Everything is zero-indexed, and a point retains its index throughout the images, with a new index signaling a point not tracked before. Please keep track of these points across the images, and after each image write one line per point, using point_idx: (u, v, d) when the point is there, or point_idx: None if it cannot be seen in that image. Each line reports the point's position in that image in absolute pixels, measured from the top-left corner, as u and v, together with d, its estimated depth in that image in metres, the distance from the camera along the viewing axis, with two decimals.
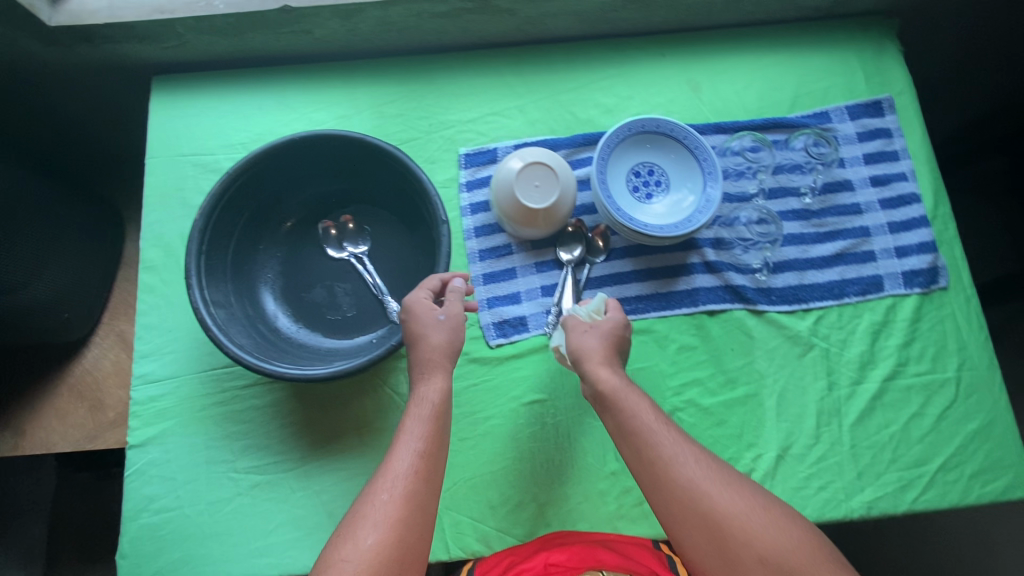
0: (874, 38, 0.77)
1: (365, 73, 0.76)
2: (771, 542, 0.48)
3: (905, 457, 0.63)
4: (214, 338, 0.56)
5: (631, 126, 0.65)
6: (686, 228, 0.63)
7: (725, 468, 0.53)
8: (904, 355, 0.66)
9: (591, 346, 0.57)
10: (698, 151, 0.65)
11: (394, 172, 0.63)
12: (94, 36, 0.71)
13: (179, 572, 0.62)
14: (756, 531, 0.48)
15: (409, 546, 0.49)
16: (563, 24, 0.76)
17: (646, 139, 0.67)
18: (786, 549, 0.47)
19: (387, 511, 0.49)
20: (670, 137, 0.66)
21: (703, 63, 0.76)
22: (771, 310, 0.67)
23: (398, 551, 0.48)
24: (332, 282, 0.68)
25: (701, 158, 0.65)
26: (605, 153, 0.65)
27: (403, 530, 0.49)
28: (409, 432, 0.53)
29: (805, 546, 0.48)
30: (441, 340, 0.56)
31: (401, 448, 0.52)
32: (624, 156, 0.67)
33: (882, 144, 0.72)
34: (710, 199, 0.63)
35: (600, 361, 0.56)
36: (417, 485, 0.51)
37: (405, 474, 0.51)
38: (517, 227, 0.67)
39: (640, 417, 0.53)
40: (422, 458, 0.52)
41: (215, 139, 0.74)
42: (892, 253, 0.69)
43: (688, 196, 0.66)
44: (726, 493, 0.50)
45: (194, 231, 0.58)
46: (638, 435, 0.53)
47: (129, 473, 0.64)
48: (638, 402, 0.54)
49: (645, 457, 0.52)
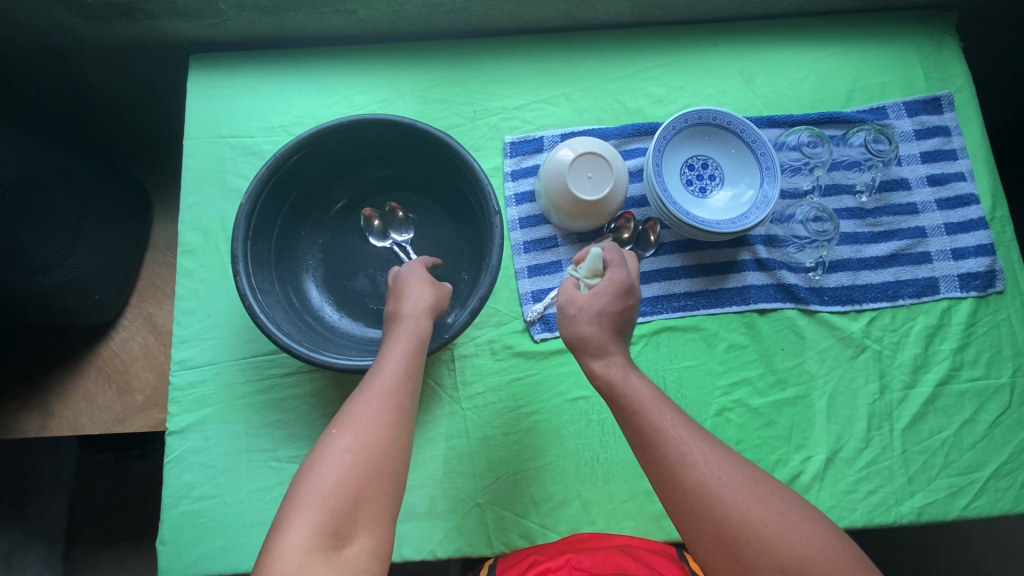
0: (932, 33, 0.75)
1: (408, 56, 0.74)
2: (793, 550, 0.44)
3: (956, 463, 0.62)
4: (263, 327, 0.54)
5: (687, 117, 0.63)
6: (743, 224, 0.61)
7: (740, 463, 0.48)
8: (958, 360, 0.65)
9: (590, 334, 0.52)
10: (755, 145, 0.63)
11: (444, 160, 0.61)
12: (135, 11, 0.69)
13: (218, 561, 0.61)
14: (775, 539, 0.44)
15: (395, 451, 0.49)
16: (613, 10, 0.74)
17: (702, 132, 0.65)
18: (808, 555, 0.43)
19: (375, 414, 0.49)
20: (726, 130, 0.64)
21: (756, 54, 0.74)
22: (824, 310, 0.66)
23: (387, 454, 0.48)
24: (375, 272, 0.67)
25: (758, 152, 0.63)
26: (661, 145, 0.63)
27: (389, 435, 0.49)
28: (395, 348, 0.52)
29: (830, 552, 0.44)
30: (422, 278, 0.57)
31: (386, 362, 0.51)
32: (679, 148, 0.66)
33: (941, 142, 0.70)
34: (768, 196, 0.62)
35: (594, 351, 0.53)
36: (405, 394, 0.51)
37: (392, 386, 0.50)
38: (567, 219, 0.65)
39: (645, 411, 0.49)
40: (408, 367, 0.51)
41: (255, 121, 0.72)
42: (948, 255, 0.67)
43: (744, 191, 0.65)
44: (741, 494, 0.46)
45: (240, 216, 0.56)
46: (643, 431, 0.48)
47: (169, 460, 0.63)
48: (642, 392, 0.50)
49: (650, 454, 0.48)
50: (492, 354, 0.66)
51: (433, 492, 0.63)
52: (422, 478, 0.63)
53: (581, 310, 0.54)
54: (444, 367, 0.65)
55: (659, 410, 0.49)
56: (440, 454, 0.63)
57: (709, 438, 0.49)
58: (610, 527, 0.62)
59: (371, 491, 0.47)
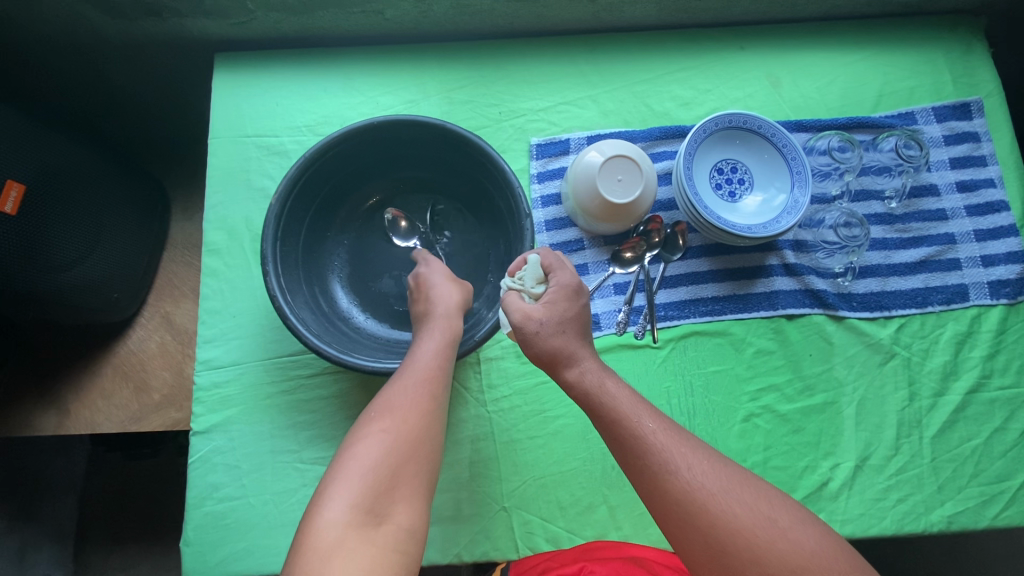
0: (960, 38, 0.74)
1: (434, 57, 0.74)
2: (783, 561, 0.43)
3: (986, 472, 0.62)
4: (293, 328, 0.54)
5: (719, 120, 0.62)
6: (774, 230, 0.61)
7: (725, 469, 0.48)
8: (988, 368, 0.64)
9: (559, 346, 0.52)
10: (787, 150, 0.63)
11: (473, 161, 0.61)
12: (162, 9, 0.69)
13: (243, 563, 0.61)
14: (762, 547, 0.44)
15: (431, 433, 0.50)
16: (640, 11, 0.73)
17: (732, 136, 0.65)
18: (798, 564, 0.42)
19: (413, 395, 0.51)
20: (757, 135, 0.64)
21: (784, 57, 0.73)
22: (853, 316, 0.65)
23: (423, 436, 0.50)
24: (400, 273, 0.67)
25: (789, 157, 0.63)
26: (692, 148, 0.63)
27: (424, 416, 0.50)
28: (430, 338, 0.53)
29: (823, 559, 0.43)
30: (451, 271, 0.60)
31: (423, 347, 0.53)
32: (709, 152, 0.65)
33: (970, 148, 0.70)
34: (799, 201, 0.62)
35: (568, 360, 0.52)
36: (440, 377, 0.52)
37: (430, 371, 0.51)
38: (594, 222, 0.65)
39: (626, 419, 0.49)
40: (445, 352, 0.53)
41: (280, 121, 0.72)
42: (978, 262, 0.66)
43: (774, 195, 0.64)
44: (724, 501, 0.45)
45: (270, 216, 0.56)
46: (624, 440, 0.49)
47: (193, 460, 0.63)
48: (622, 399, 0.50)
49: (631, 462, 0.48)
50: (517, 358, 0.65)
51: (458, 495, 0.62)
52: (447, 481, 0.62)
53: (541, 324, 0.52)
54: (470, 369, 0.65)
55: (640, 417, 0.49)
56: (465, 457, 0.63)
57: (694, 444, 0.49)
58: (637, 532, 0.62)
59: (407, 471, 0.48)
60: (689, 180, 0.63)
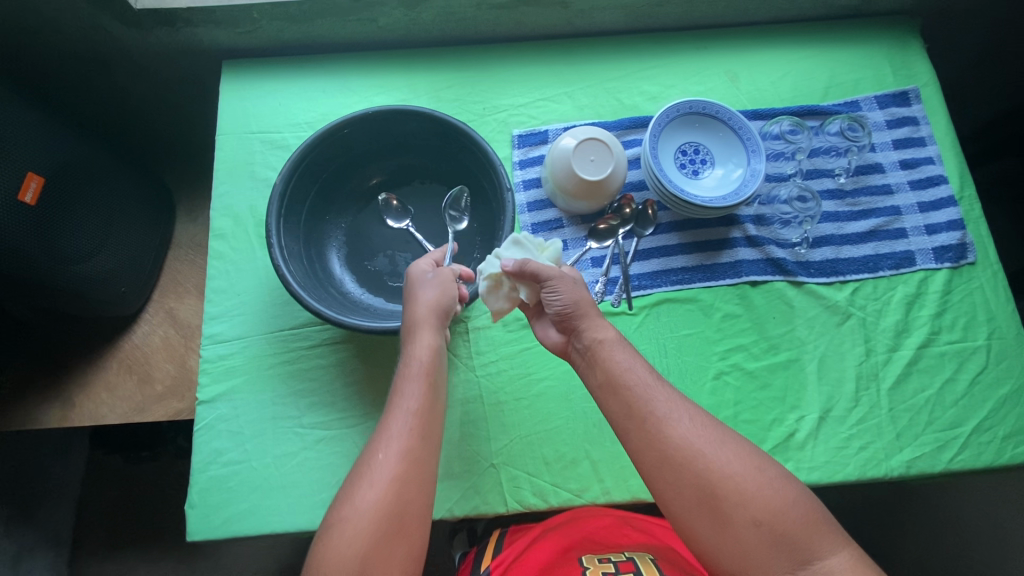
0: (898, 36, 0.83)
1: (424, 60, 0.81)
2: (769, 504, 0.49)
3: (940, 420, 0.66)
4: (296, 294, 0.60)
5: (679, 107, 0.69)
6: (737, 199, 0.67)
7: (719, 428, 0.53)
8: (936, 325, 0.70)
9: (587, 301, 0.59)
10: (742, 131, 0.70)
11: (459, 146, 0.67)
12: (176, 20, 0.76)
13: (246, 523, 0.64)
14: (750, 492, 0.49)
15: (408, 504, 0.50)
16: (609, 17, 0.81)
17: (691, 121, 0.72)
18: (778, 507, 0.49)
19: (385, 472, 0.51)
20: (714, 118, 0.71)
21: (740, 55, 0.81)
22: (811, 282, 0.71)
23: (396, 509, 0.49)
24: (394, 251, 0.72)
25: (744, 136, 0.70)
26: (655, 133, 0.69)
27: (400, 486, 0.50)
28: (406, 394, 0.55)
29: (802, 508, 0.49)
30: (427, 306, 0.59)
31: (396, 409, 0.54)
32: (671, 137, 0.72)
33: (911, 131, 0.77)
34: (756, 171, 0.68)
35: (595, 314, 0.59)
36: (413, 443, 0.52)
37: (403, 432, 0.52)
38: (572, 201, 0.71)
39: (632, 373, 0.54)
40: (422, 409, 0.54)
41: (283, 118, 0.78)
42: (923, 230, 0.73)
43: (734, 170, 0.70)
44: (719, 451, 0.51)
45: (274, 195, 0.62)
46: (627, 394, 0.54)
47: (199, 427, 0.66)
48: (628, 359, 0.56)
49: (634, 414, 0.53)
50: (504, 326, 0.71)
51: (449, 454, 0.66)
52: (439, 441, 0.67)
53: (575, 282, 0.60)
54: (458, 339, 0.70)
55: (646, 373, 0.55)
56: (456, 419, 0.67)
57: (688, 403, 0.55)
58: (619, 486, 0.65)
59: (386, 546, 0.48)
60: (655, 161, 0.69)
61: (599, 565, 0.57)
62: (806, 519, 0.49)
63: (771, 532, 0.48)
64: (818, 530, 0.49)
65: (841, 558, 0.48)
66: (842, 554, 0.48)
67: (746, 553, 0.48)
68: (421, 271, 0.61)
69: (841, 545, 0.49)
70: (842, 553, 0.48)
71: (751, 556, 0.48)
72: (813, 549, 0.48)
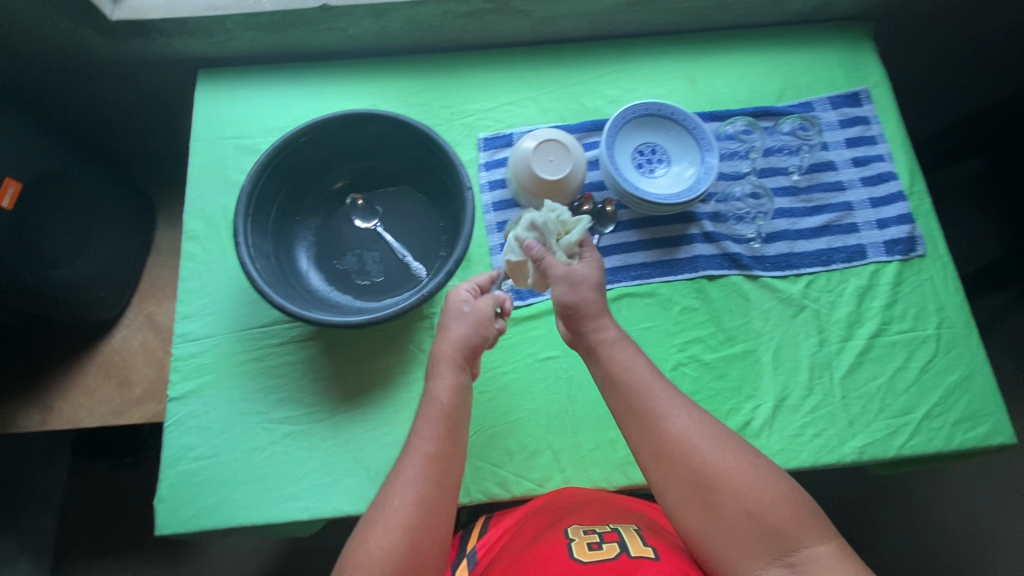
0: (851, 39, 0.86)
1: (393, 67, 0.83)
2: (760, 496, 0.52)
3: (892, 407, 0.69)
4: (262, 290, 0.62)
5: (630, 110, 0.72)
6: (697, 193, 0.71)
7: (714, 424, 0.57)
8: (888, 315, 0.72)
9: (593, 300, 0.61)
10: (692, 127, 0.73)
11: (422, 147, 0.70)
12: (151, 30, 0.79)
13: (214, 516, 0.65)
14: (742, 486, 0.52)
15: (421, 552, 0.52)
16: (571, 24, 0.84)
17: (643, 121, 0.74)
18: (769, 499, 0.52)
19: (399, 516, 0.52)
20: (665, 118, 0.73)
21: (698, 60, 0.84)
22: (766, 275, 0.73)
23: (409, 554, 0.51)
24: (362, 251, 0.74)
25: (696, 133, 0.73)
26: (610, 136, 0.72)
27: (412, 537, 0.52)
28: (423, 435, 0.56)
29: (791, 500, 0.52)
30: (453, 346, 0.60)
31: (413, 452, 0.55)
32: (626, 139, 0.74)
33: (862, 130, 0.80)
34: (711, 165, 0.71)
35: (599, 314, 0.61)
36: (427, 491, 0.54)
37: (418, 476, 0.54)
38: (535, 201, 0.73)
39: (632, 370, 0.58)
40: (438, 455, 0.55)
41: (256, 124, 0.80)
42: (874, 225, 0.75)
43: (689, 165, 0.73)
44: (714, 446, 0.54)
45: (242, 197, 0.64)
46: (628, 393, 0.57)
47: (170, 423, 0.68)
48: (630, 357, 0.59)
49: (635, 410, 0.57)
50: None
51: None
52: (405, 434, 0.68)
53: (582, 278, 0.61)
54: (424, 334, 0.72)
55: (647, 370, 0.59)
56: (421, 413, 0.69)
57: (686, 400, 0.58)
58: (580, 476, 0.67)
59: None
60: (613, 163, 0.72)
61: (583, 537, 0.58)
62: (794, 512, 0.52)
63: (760, 522, 0.51)
64: (804, 522, 0.52)
65: (828, 547, 0.51)
66: (829, 544, 0.51)
67: (738, 542, 0.52)
68: (459, 300, 0.62)
69: (827, 536, 0.52)
70: (829, 543, 0.51)
71: (742, 545, 0.51)
72: (797, 538, 0.51)
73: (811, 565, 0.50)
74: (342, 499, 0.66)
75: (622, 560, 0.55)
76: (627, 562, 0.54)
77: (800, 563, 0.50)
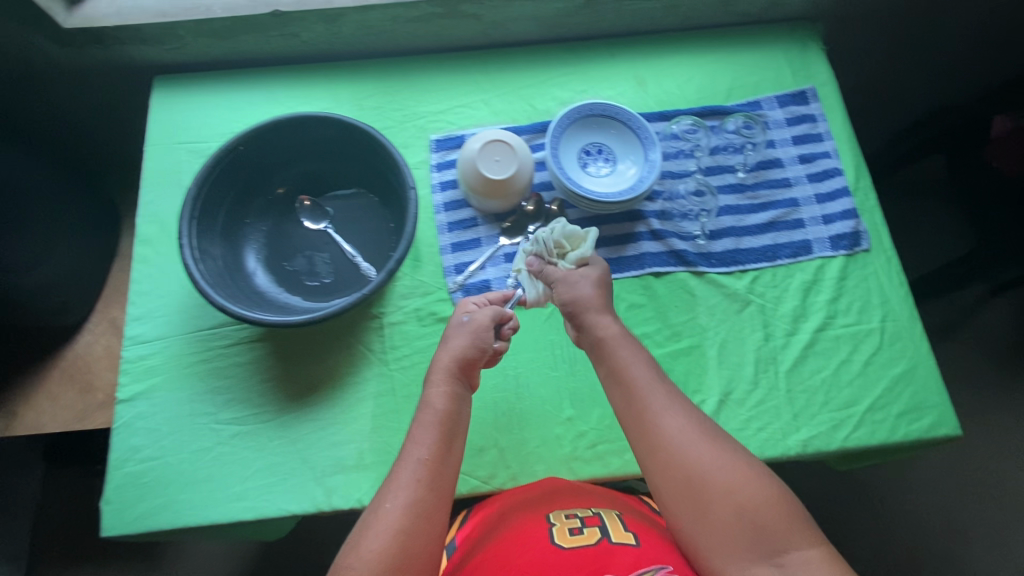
0: (799, 39, 0.87)
1: (346, 71, 0.85)
2: (750, 496, 0.52)
3: (836, 400, 0.69)
4: (203, 290, 0.62)
5: (567, 115, 0.73)
6: (646, 183, 0.72)
7: (708, 422, 0.57)
8: (833, 309, 0.73)
9: (592, 297, 0.64)
10: (632, 122, 0.74)
11: (369, 148, 0.71)
12: (105, 37, 0.81)
13: (159, 517, 0.65)
14: (734, 485, 0.53)
15: (414, 556, 0.51)
16: (522, 28, 0.85)
17: (583, 124, 0.76)
18: (760, 500, 0.52)
19: (392, 519, 0.52)
20: (603, 117, 0.75)
21: (648, 61, 0.85)
22: (711, 272, 0.74)
23: (402, 559, 0.51)
24: (312, 252, 0.75)
25: (636, 126, 0.74)
26: (553, 142, 0.73)
27: (407, 539, 0.51)
28: (419, 441, 0.57)
29: (781, 502, 0.53)
30: (450, 356, 0.61)
31: (409, 457, 0.56)
32: (569, 143, 0.75)
33: (808, 128, 0.81)
34: (654, 157, 0.73)
35: (600, 310, 0.63)
36: (420, 495, 0.54)
37: (412, 479, 0.54)
38: (487, 203, 0.74)
39: (631, 368, 0.59)
40: (432, 461, 0.56)
41: (210, 129, 0.81)
42: (819, 220, 0.76)
43: (634, 159, 0.75)
44: (708, 447, 0.55)
45: (187, 199, 0.65)
46: (627, 388, 0.58)
47: (117, 425, 0.68)
48: (631, 355, 0.60)
49: (633, 406, 0.58)
50: (418, 321, 0.73)
51: (361, 446, 0.68)
52: (352, 433, 0.68)
53: (581, 278, 0.65)
54: (373, 334, 0.72)
55: (644, 370, 0.59)
56: (368, 412, 0.69)
57: (682, 400, 0.58)
58: (525, 473, 0.67)
59: None
60: (560, 168, 0.73)
61: (565, 522, 0.59)
62: (784, 513, 0.52)
63: (753, 522, 0.52)
64: (792, 524, 0.52)
65: (816, 551, 0.51)
66: (818, 548, 0.51)
67: (728, 540, 0.52)
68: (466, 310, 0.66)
69: (815, 540, 0.52)
70: (818, 547, 0.51)
71: (733, 543, 0.52)
72: (789, 539, 0.51)
73: (798, 567, 0.50)
74: (287, 499, 0.66)
75: (603, 545, 0.55)
76: (606, 548, 0.55)
77: (789, 564, 0.50)
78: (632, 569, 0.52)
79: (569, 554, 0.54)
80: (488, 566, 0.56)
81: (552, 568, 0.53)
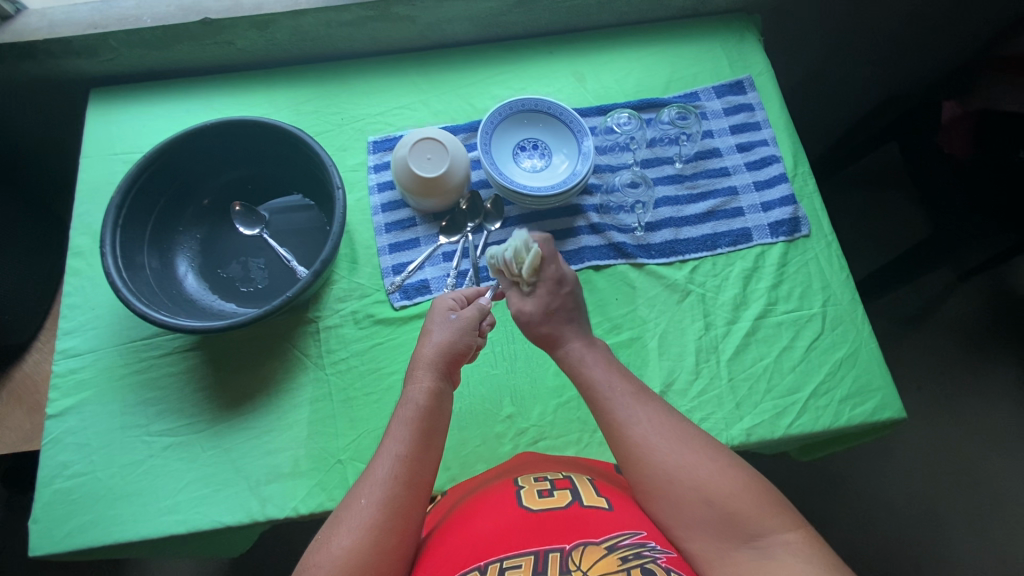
0: (736, 31, 0.87)
1: (283, 78, 0.84)
2: (719, 486, 0.50)
3: (779, 387, 0.68)
4: (124, 298, 0.61)
5: (491, 120, 0.74)
6: (587, 160, 0.73)
7: (677, 420, 0.55)
8: (774, 296, 0.72)
9: (546, 332, 0.62)
10: (555, 110, 0.76)
11: (298, 150, 0.71)
12: (37, 52, 0.81)
13: (87, 535, 0.63)
14: (704, 477, 0.51)
15: (385, 553, 0.49)
16: (459, 29, 0.85)
17: (510, 125, 0.77)
18: (730, 490, 0.49)
19: (364, 516, 0.50)
20: (527, 112, 0.76)
21: (586, 58, 0.86)
22: (651, 263, 0.73)
23: (373, 556, 0.49)
24: (247, 258, 0.74)
25: (559, 113, 0.76)
26: (484, 148, 0.73)
27: (379, 535, 0.50)
28: (393, 436, 0.55)
29: (755, 490, 0.50)
30: (435, 349, 0.60)
31: (385, 451, 0.54)
32: (502, 146, 0.77)
33: (746, 117, 0.81)
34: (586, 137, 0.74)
35: (555, 343, 0.62)
36: (396, 490, 0.52)
37: (387, 476, 0.52)
38: (427, 203, 0.74)
39: (600, 381, 0.58)
40: (408, 457, 0.54)
41: (146, 138, 0.80)
42: (758, 208, 0.76)
43: (568, 145, 0.77)
44: (675, 446, 0.53)
45: (110, 207, 0.64)
46: (595, 397, 0.57)
47: (45, 441, 0.66)
48: (597, 368, 0.59)
49: (600, 416, 0.57)
50: (356, 324, 0.72)
51: (297, 453, 0.66)
52: (289, 440, 0.67)
53: (532, 314, 0.62)
54: (310, 339, 0.71)
55: (614, 380, 0.58)
56: (304, 417, 0.68)
57: (654, 404, 0.56)
58: (465, 474, 0.66)
59: None
60: (502, 172, 0.73)
61: (534, 485, 0.56)
62: (759, 500, 0.49)
63: (726, 513, 0.49)
64: (766, 507, 0.49)
65: (796, 534, 0.48)
66: (797, 531, 0.48)
67: (700, 527, 0.49)
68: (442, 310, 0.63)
69: (795, 523, 0.48)
70: (797, 529, 0.48)
71: (704, 531, 0.49)
72: (764, 525, 0.48)
73: (777, 550, 0.47)
74: (219, 510, 0.64)
75: (574, 508, 0.52)
76: (577, 511, 0.52)
77: (767, 547, 0.47)
78: (607, 533, 0.49)
79: (540, 515, 0.52)
80: (449, 534, 0.53)
81: (518, 533, 0.50)
